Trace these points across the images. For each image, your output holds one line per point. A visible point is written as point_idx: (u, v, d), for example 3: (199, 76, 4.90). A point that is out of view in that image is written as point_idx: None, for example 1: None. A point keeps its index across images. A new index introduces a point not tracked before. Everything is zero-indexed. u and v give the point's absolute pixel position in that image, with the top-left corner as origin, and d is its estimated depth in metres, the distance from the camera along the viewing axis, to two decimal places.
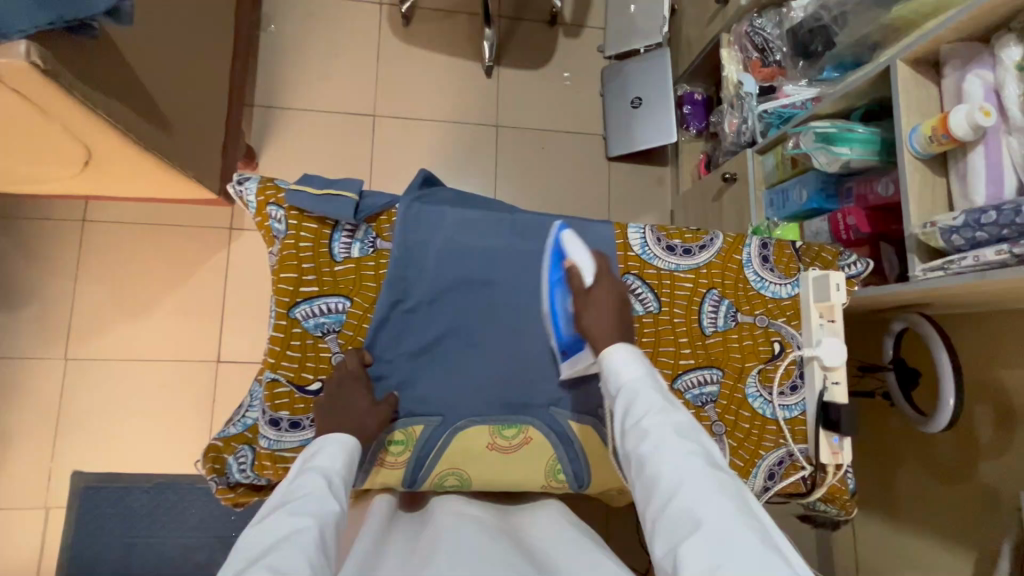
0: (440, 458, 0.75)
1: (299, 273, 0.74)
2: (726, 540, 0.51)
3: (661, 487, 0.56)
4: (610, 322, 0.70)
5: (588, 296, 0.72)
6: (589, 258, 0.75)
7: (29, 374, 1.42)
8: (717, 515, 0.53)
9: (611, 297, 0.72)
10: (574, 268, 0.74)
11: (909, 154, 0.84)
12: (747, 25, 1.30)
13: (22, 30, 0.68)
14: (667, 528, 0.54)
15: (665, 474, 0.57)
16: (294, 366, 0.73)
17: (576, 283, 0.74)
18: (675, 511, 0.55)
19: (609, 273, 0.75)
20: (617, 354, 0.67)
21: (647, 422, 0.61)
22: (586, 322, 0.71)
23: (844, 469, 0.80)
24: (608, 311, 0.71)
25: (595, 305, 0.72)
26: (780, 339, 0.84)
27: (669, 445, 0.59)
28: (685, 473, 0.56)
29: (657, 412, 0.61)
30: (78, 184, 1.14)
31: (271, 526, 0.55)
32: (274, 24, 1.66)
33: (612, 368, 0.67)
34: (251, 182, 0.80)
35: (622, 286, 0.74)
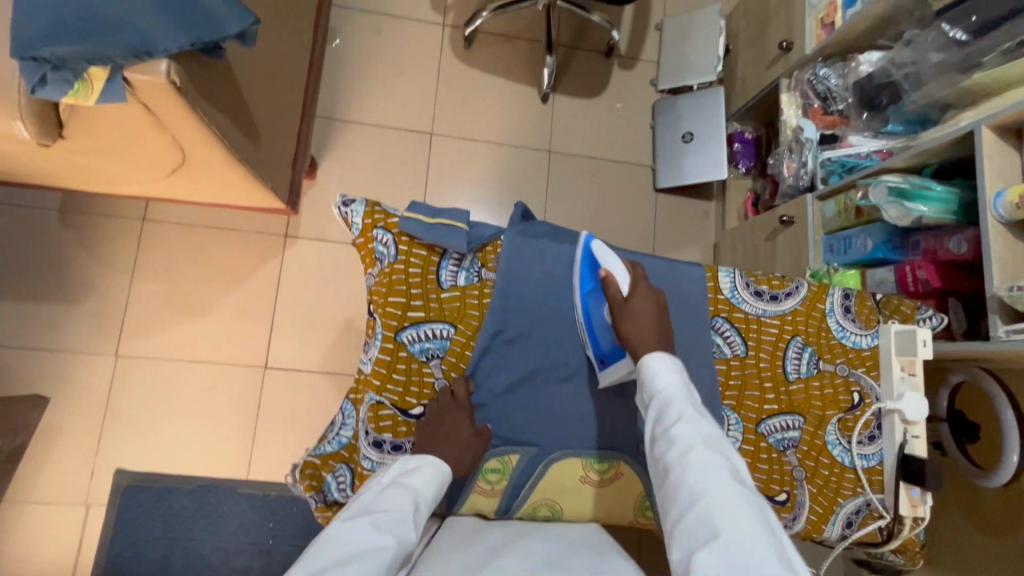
0: (536, 487, 0.77)
1: (407, 298, 0.77)
2: (742, 552, 0.51)
3: (683, 494, 0.56)
4: (651, 326, 0.72)
5: (627, 305, 0.73)
6: (623, 268, 0.77)
7: (79, 369, 1.43)
8: (736, 526, 0.53)
9: (651, 306, 0.74)
10: (609, 277, 0.75)
11: (993, 218, 0.87)
12: (810, 72, 1.35)
13: (165, 50, 0.69)
14: (683, 535, 0.54)
15: (690, 482, 0.57)
16: (399, 389, 0.76)
17: (612, 291, 0.75)
18: (694, 518, 0.54)
19: (643, 281, 0.77)
20: (656, 362, 0.68)
21: (677, 429, 0.61)
22: (628, 330, 0.72)
23: (921, 523, 0.81)
24: (646, 320, 0.72)
25: (637, 312, 0.73)
26: (859, 389, 0.86)
27: (696, 455, 0.58)
28: (710, 483, 0.56)
29: (688, 420, 0.61)
30: (160, 186, 1.16)
31: (356, 529, 0.56)
32: (340, 38, 1.69)
33: (651, 375, 0.68)
34: (356, 205, 0.81)
35: (659, 295, 0.76)
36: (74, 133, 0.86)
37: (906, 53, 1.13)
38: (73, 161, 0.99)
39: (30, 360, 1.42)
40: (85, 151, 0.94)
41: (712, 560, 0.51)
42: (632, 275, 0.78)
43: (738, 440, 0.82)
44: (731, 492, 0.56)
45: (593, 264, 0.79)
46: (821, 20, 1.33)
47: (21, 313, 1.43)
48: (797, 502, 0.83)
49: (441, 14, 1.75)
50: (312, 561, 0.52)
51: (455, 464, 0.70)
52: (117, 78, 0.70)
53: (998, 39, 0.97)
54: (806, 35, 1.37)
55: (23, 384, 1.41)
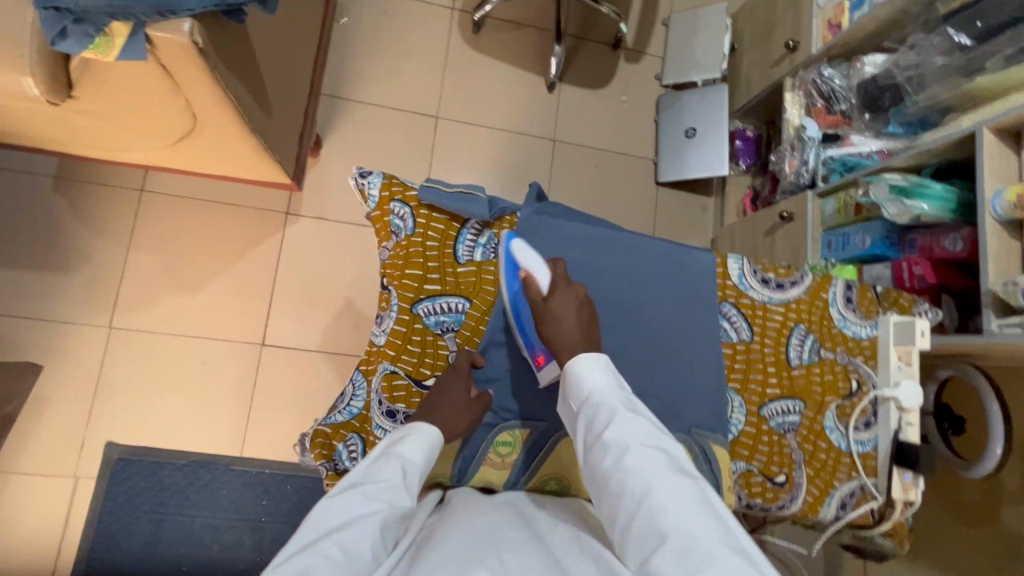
0: (546, 462, 0.77)
1: (424, 271, 0.78)
2: (692, 545, 0.50)
3: (625, 499, 0.55)
4: (574, 326, 0.70)
5: (546, 306, 0.72)
6: (541, 265, 0.75)
7: (71, 339, 1.40)
8: (682, 519, 0.52)
9: (571, 303, 0.72)
10: (529, 277, 0.73)
11: (991, 217, 0.90)
12: (815, 72, 1.37)
13: (190, 9, 0.68)
14: (633, 540, 0.53)
15: (630, 485, 0.56)
16: (414, 360, 0.77)
17: (532, 292, 0.73)
18: (642, 523, 0.53)
19: (565, 279, 0.74)
20: (582, 365, 0.66)
21: (609, 434, 0.60)
22: (552, 333, 0.70)
23: (912, 506, 0.83)
24: (568, 320, 0.70)
25: (556, 313, 0.71)
26: (857, 377, 0.89)
27: (631, 457, 0.57)
28: (649, 483, 0.55)
29: (617, 421, 0.60)
30: (164, 153, 1.14)
31: (345, 501, 0.57)
32: (347, 16, 1.67)
33: (578, 378, 0.66)
34: (374, 176, 0.81)
35: (578, 292, 0.73)
36: (84, 93, 0.84)
37: (910, 56, 1.16)
38: (78, 122, 0.97)
39: (19, 329, 1.39)
40: (93, 113, 0.93)
41: (666, 561, 0.50)
42: (554, 273, 0.75)
43: (741, 421, 0.85)
44: (672, 482, 0.55)
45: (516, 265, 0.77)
46: (827, 20, 1.35)
47: (11, 280, 1.40)
48: (795, 484, 0.86)
49: None
50: (308, 531, 0.55)
51: (445, 429, 0.70)
52: (139, 35, 0.69)
53: (1001, 45, 1.01)
54: (813, 35, 1.39)
55: (12, 353, 1.38)
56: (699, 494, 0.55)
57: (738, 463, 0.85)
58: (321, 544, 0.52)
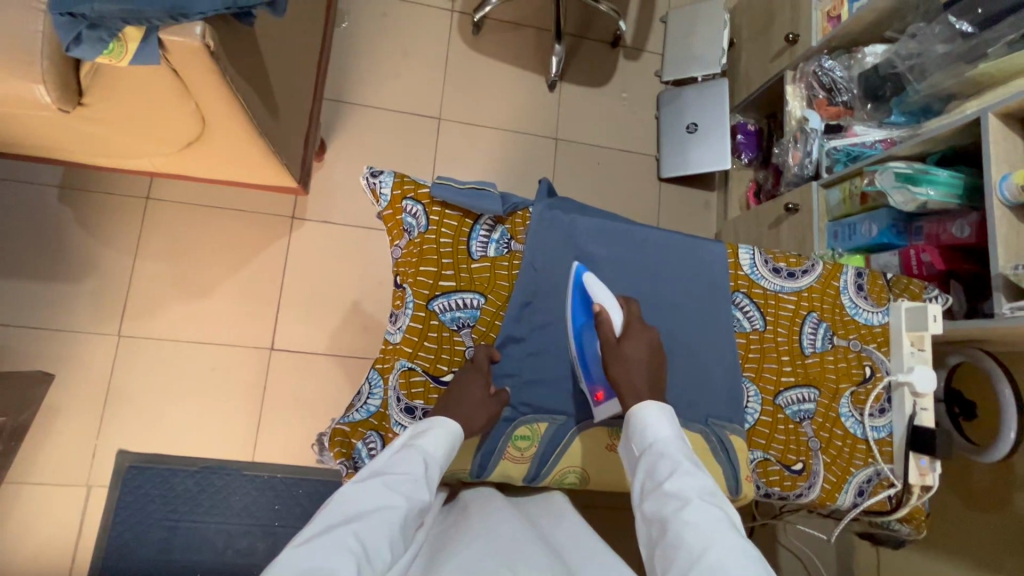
0: (564, 455, 0.78)
1: (439, 267, 0.78)
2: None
3: (681, 555, 0.53)
4: (646, 370, 0.71)
5: (619, 347, 0.73)
6: (613, 302, 0.76)
7: (80, 348, 1.41)
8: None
9: (644, 349, 0.73)
10: (603, 313, 0.74)
11: (998, 201, 0.91)
12: (815, 64, 1.38)
13: (203, 12, 0.68)
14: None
15: (689, 538, 0.53)
16: (431, 356, 0.77)
17: (605, 331, 0.74)
18: None
19: (637, 320, 0.76)
20: (651, 412, 0.66)
21: (671, 483, 0.59)
22: (623, 371, 0.71)
23: (930, 491, 0.84)
24: (641, 363, 0.72)
25: (628, 354, 0.72)
26: (871, 363, 0.89)
27: (691, 509, 0.56)
28: (709, 539, 0.53)
29: (680, 472, 0.59)
30: (171, 159, 1.15)
31: (366, 489, 0.58)
32: (347, 21, 1.68)
33: (645, 425, 0.66)
34: (385, 176, 0.82)
35: (652, 336, 0.75)
36: (94, 101, 0.85)
37: (911, 46, 1.17)
38: (87, 130, 0.97)
39: (28, 339, 1.39)
40: (102, 121, 0.93)
41: None
42: (626, 313, 0.77)
43: (756, 410, 0.85)
44: (734, 544, 0.53)
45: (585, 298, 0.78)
46: (827, 12, 1.36)
47: (20, 290, 1.40)
48: (812, 472, 0.86)
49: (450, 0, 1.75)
50: (326, 517, 0.54)
51: (466, 421, 0.71)
52: (152, 39, 0.69)
53: (1003, 30, 1.00)
54: (812, 27, 1.40)
55: (21, 363, 1.38)
56: (762, 564, 0.52)
57: (755, 452, 0.85)
58: (340, 533, 0.52)
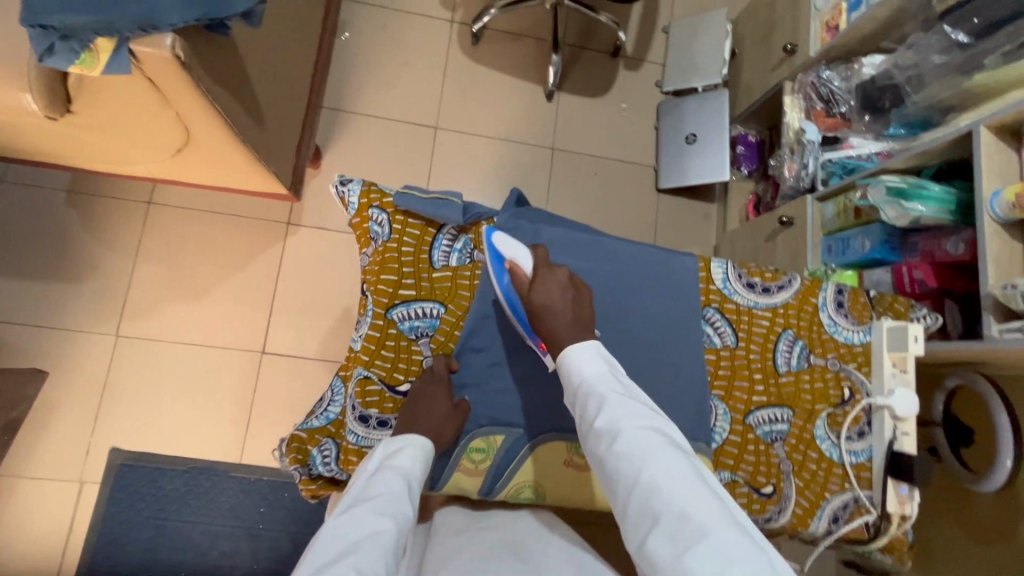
0: (520, 469, 0.77)
1: (399, 276, 0.79)
2: (686, 524, 0.52)
3: (622, 486, 0.56)
4: (562, 310, 0.68)
5: (532, 294, 0.70)
6: (520, 252, 0.74)
7: (79, 346, 1.45)
8: (676, 500, 0.53)
9: (556, 289, 0.70)
10: (513, 268, 0.73)
11: (989, 218, 0.87)
12: (814, 75, 1.33)
13: (172, 24, 0.70)
14: (631, 523, 0.55)
15: (625, 471, 0.56)
16: (387, 365, 0.77)
17: (519, 283, 0.72)
18: (637, 506, 0.54)
19: (547, 263, 0.73)
20: (572, 354, 0.64)
21: (600, 421, 0.59)
22: (544, 323, 0.68)
23: (910, 522, 0.80)
24: (556, 305, 0.69)
25: (541, 303, 0.69)
26: (850, 385, 0.86)
27: (622, 442, 0.57)
28: (642, 468, 0.55)
29: (607, 407, 0.59)
30: (165, 166, 1.18)
31: (352, 519, 0.56)
32: (349, 31, 1.71)
33: (571, 365, 0.65)
34: (353, 184, 0.82)
35: (562, 274, 0.72)
36: (81, 108, 0.88)
37: (908, 56, 1.13)
38: (80, 137, 1.01)
39: (31, 337, 1.44)
40: (91, 127, 0.96)
41: (660, 542, 0.52)
42: (535, 259, 0.74)
43: (726, 430, 0.82)
44: (666, 463, 0.55)
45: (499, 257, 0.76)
46: (826, 22, 1.33)
47: (26, 290, 1.45)
48: (783, 495, 0.83)
49: (450, 11, 1.77)
50: (316, 559, 0.52)
51: (434, 436, 0.71)
52: (123, 50, 0.72)
53: (1000, 40, 0.98)
54: (811, 37, 1.36)
55: (23, 360, 1.43)
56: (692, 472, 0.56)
57: (723, 473, 0.82)
58: (336, 571, 0.50)
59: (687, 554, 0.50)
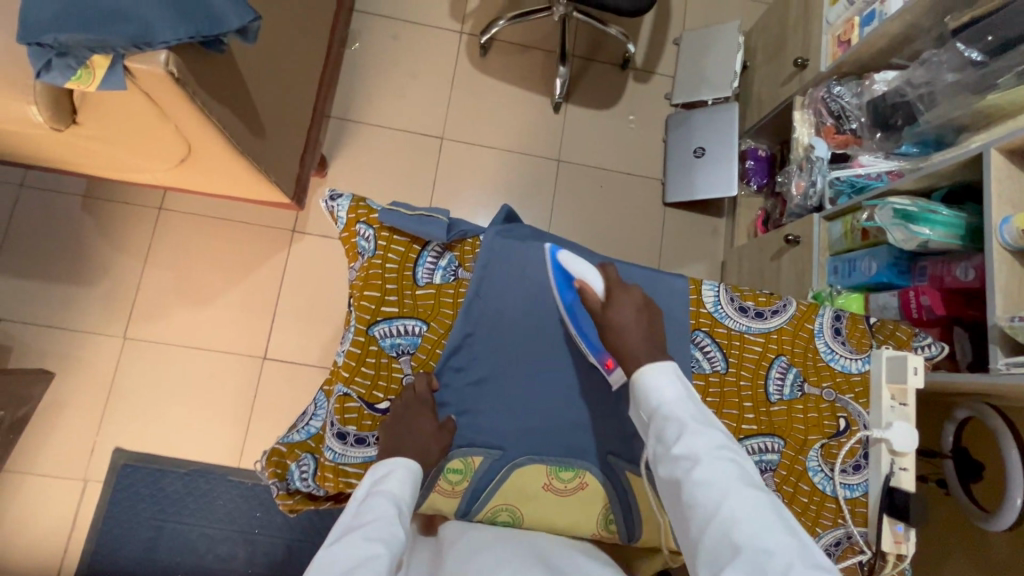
0: (497, 492, 0.77)
1: (382, 293, 0.79)
2: (767, 560, 0.49)
3: (697, 515, 0.54)
4: (639, 329, 0.69)
5: (605, 314, 0.70)
6: (591, 270, 0.75)
7: (89, 348, 1.49)
8: (757, 534, 0.51)
9: (629, 308, 0.71)
10: (583, 285, 0.74)
11: (999, 245, 0.83)
12: (825, 90, 1.30)
13: (165, 41, 0.72)
14: (706, 555, 0.52)
15: (702, 499, 0.54)
16: (367, 382, 0.77)
17: (590, 300, 0.73)
18: (714, 538, 0.52)
19: (619, 283, 0.74)
20: (648, 373, 0.64)
21: (679, 446, 0.58)
22: (617, 342, 0.69)
23: (907, 562, 0.76)
24: (632, 328, 0.69)
25: (617, 321, 0.69)
26: (846, 415, 0.84)
27: (703, 471, 0.55)
28: (723, 498, 0.53)
29: (688, 433, 0.58)
30: (171, 174, 1.21)
31: (344, 546, 0.55)
32: (359, 42, 1.73)
33: (646, 386, 0.64)
34: (342, 199, 0.83)
35: (636, 295, 0.72)
36: (85, 120, 0.90)
37: (920, 73, 1.10)
38: (87, 147, 1.04)
39: (43, 337, 1.48)
40: (96, 138, 0.99)
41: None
42: (605, 279, 0.75)
43: None
44: (746, 495, 0.53)
45: (564, 275, 0.78)
46: (837, 36, 1.29)
47: (40, 291, 1.50)
48: None
49: (460, 22, 1.78)
50: None
51: (423, 461, 0.70)
52: (118, 67, 0.73)
53: (1015, 59, 0.94)
54: (822, 52, 1.33)
55: (35, 360, 1.47)
56: (773, 508, 0.54)
57: None
58: None
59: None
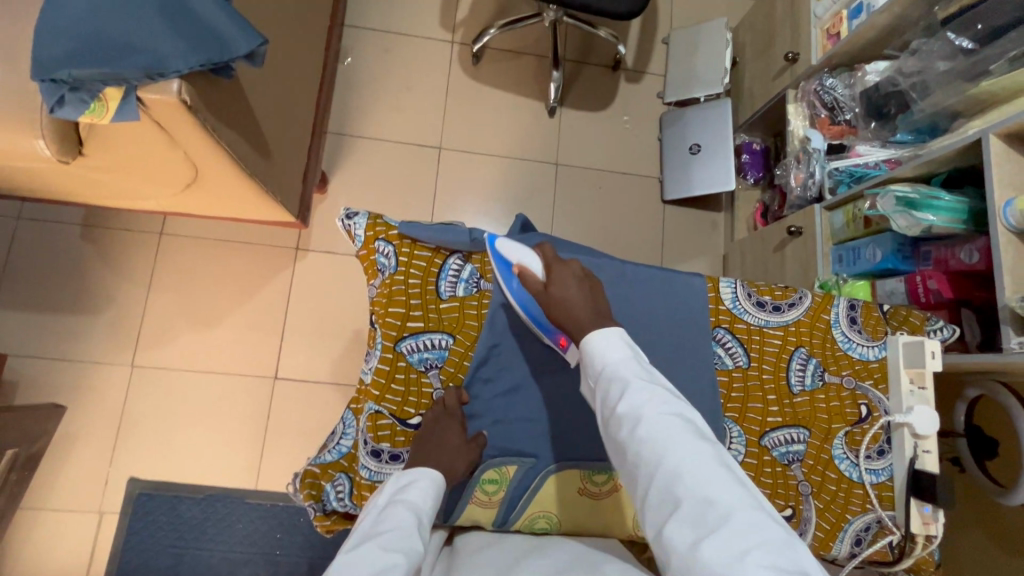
0: (533, 500, 0.77)
1: (407, 309, 0.79)
2: (707, 509, 0.51)
3: (643, 472, 0.56)
4: (580, 300, 0.70)
5: (547, 293, 0.72)
6: (529, 254, 0.76)
7: (97, 378, 1.47)
8: (698, 486, 0.53)
9: (570, 282, 0.72)
10: (523, 270, 0.74)
11: (1003, 227, 0.86)
12: (817, 82, 1.32)
13: (178, 70, 0.72)
14: (651, 509, 0.55)
15: (647, 456, 0.56)
16: (398, 399, 0.78)
17: (532, 284, 0.74)
18: (658, 493, 0.54)
19: (558, 261, 0.74)
20: (595, 340, 0.64)
21: (621, 406, 0.59)
22: (561, 318, 0.70)
23: (936, 542, 0.78)
24: (573, 303, 0.69)
25: (559, 297, 0.70)
26: (867, 402, 0.85)
27: (646, 428, 0.57)
28: (664, 452, 0.55)
29: (630, 391, 0.59)
30: (175, 199, 1.20)
31: (362, 553, 0.53)
32: (351, 57, 1.73)
33: (594, 350, 0.64)
34: (359, 217, 0.82)
35: (575, 269, 0.73)
36: (93, 151, 0.90)
37: (912, 63, 1.12)
38: (94, 177, 1.03)
39: (50, 370, 1.46)
40: (103, 168, 0.98)
41: (680, 528, 0.51)
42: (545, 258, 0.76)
43: (741, 452, 0.82)
44: (689, 450, 0.55)
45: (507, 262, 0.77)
46: (827, 30, 1.32)
47: (44, 324, 1.48)
48: (803, 518, 0.82)
49: (451, 32, 1.79)
50: None
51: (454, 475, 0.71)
52: (131, 98, 0.74)
53: (1005, 46, 0.96)
54: (812, 46, 1.35)
55: (43, 394, 1.45)
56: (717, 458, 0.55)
57: None
58: None
59: (708, 538, 0.50)
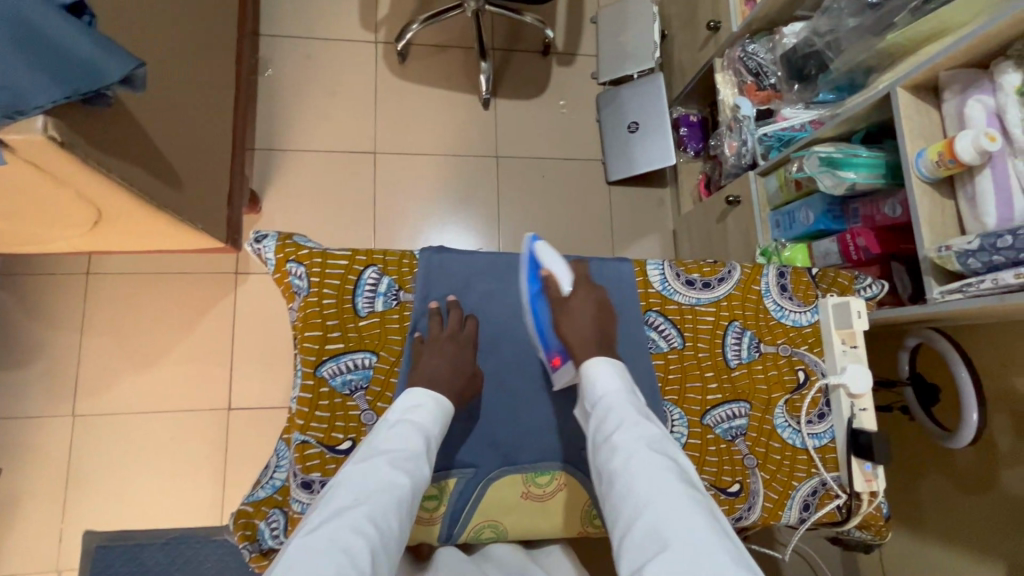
0: (476, 509, 0.76)
1: (324, 330, 0.76)
2: (690, 554, 0.53)
3: (628, 506, 0.58)
4: (588, 324, 0.75)
5: (566, 303, 0.77)
6: (566, 269, 0.80)
7: (37, 433, 1.40)
8: (684, 529, 0.55)
9: (590, 304, 0.77)
10: (551, 277, 0.79)
11: (917, 177, 0.87)
12: (740, 50, 1.32)
13: (39, 106, 0.66)
14: (631, 549, 0.56)
15: (636, 490, 0.59)
16: (324, 426, 0.74)
17: (553, 291, 0.78)
18: (642, 531, 0.56)
19: (586, 282, 0.80)
20: (597, 365, 0.70)
21: (617, 437, 0.63)
22: (567, 332, 0.75)
23: (879, 498, 0.80)
24: (583, 320, 0.75)
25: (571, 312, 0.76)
26: (804, 367, 0.86)
27: (637, 463, 0.61)
28: (653, 490, 0.58)
29: (625, 425, 0.64)
30: (87, 239, 1.13)
31: (372, 469, 0.61)
32: (271, 68, 1.67)
33: (593, 377, 0.70)
34: (268, 240, 0.79)
35: (599, 294, 0.79)
36: None
37: (824, 21, 1.13)
38: None
39: None
40: None
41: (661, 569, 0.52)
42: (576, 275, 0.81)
43: (683, 434, 0.81)
44: (677, 492, 0.58)
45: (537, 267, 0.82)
46: None
47: None
48: (751, 490, 0.82)
49: (373, 32, 1.73)
50: (338, 501, 0.58)
51: (452, 397, 0.74)
52: None
53: None
54: (731, 13, 1.34)
55: None
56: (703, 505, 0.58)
57: None
58: (353, 517, 0.56)
59: None
